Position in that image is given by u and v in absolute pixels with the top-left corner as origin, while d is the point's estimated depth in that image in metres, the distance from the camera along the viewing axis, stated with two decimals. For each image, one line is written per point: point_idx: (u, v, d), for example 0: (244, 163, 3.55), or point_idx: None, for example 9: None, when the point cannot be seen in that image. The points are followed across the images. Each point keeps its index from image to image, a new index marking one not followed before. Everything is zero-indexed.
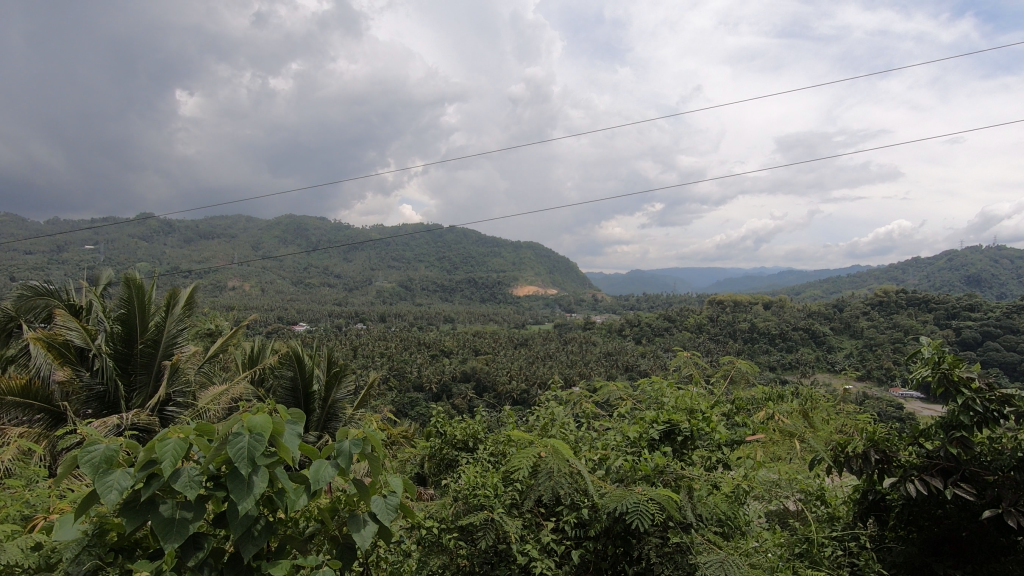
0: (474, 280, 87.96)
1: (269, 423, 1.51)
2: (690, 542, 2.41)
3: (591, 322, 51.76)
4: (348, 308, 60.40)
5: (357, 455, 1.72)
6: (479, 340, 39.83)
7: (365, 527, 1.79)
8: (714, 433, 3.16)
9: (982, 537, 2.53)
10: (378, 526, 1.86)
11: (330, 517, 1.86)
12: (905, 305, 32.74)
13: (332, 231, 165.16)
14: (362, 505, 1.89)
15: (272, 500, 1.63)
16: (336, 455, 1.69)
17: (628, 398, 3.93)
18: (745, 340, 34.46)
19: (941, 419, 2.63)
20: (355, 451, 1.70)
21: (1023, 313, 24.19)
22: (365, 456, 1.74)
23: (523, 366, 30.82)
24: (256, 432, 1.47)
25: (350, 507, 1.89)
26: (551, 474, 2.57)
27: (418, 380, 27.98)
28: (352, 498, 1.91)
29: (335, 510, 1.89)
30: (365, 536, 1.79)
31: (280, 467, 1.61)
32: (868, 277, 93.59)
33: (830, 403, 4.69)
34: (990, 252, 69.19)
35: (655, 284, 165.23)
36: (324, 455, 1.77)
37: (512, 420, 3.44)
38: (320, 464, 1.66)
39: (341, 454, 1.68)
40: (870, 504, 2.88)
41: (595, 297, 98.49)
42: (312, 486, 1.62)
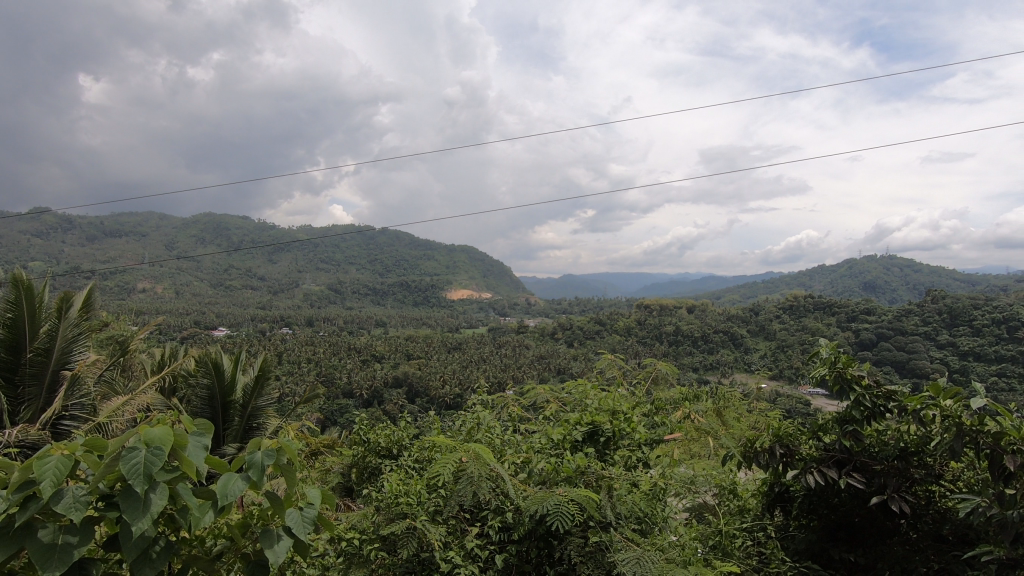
0: (407, 284, 86.48)
1: (169, 436, 1.39)
2: (607, 540, 2.46)
3: (524, 325, 52.22)
4: (273, 311, 57.60)
5: (271, 466, 1.62)
6: (412, 344, 39.24)
7: (277, 543, 1.68)
8: (635, 432, 3.28)
9: (872, 522, 2.77)
10: (292, 540, 1.75)
11: (240, 533, 1.74)
12: (811, 309, 35.61)
13: (256, 230, 157.00)
14: (276, 519, 1.77)
15: (173, 518, 1.50)
16: (247, 467, 1.59)
17: (554, 401, 3.97)
18: (671, 343, 35.93)
19: (836, 414, 2.83)
20: (268, 463, 1.60)
21: (910, 316, 27.01)
22: (279, 467, 1.63)
23: (457, 370, 30.55)
24: (154, 446, 1.35)
25: (262, 522, 1.77)
26: (471, 479, 2.55)
27: (347, 386, 27.11)
28: (265, 513, 1.79)
29: (246, 527, 1.77)
30: (278, 552, 1.67)
31: (182, 483, 1.47)
32: (781, 283, 100.23)
33: (741, 401, 4.97)
34: (883, 263, 76.53)
35: (588, 288, 165.25)
36: (232, 468, 1.66)
37: (438, 425, 3.40)
38: (230, 478, 1.55)
39: (252, 467, 1.58)
40: (776, 496, 3.06)
41: (528, 301, 99.70)
42: (219, 502, 1.51)
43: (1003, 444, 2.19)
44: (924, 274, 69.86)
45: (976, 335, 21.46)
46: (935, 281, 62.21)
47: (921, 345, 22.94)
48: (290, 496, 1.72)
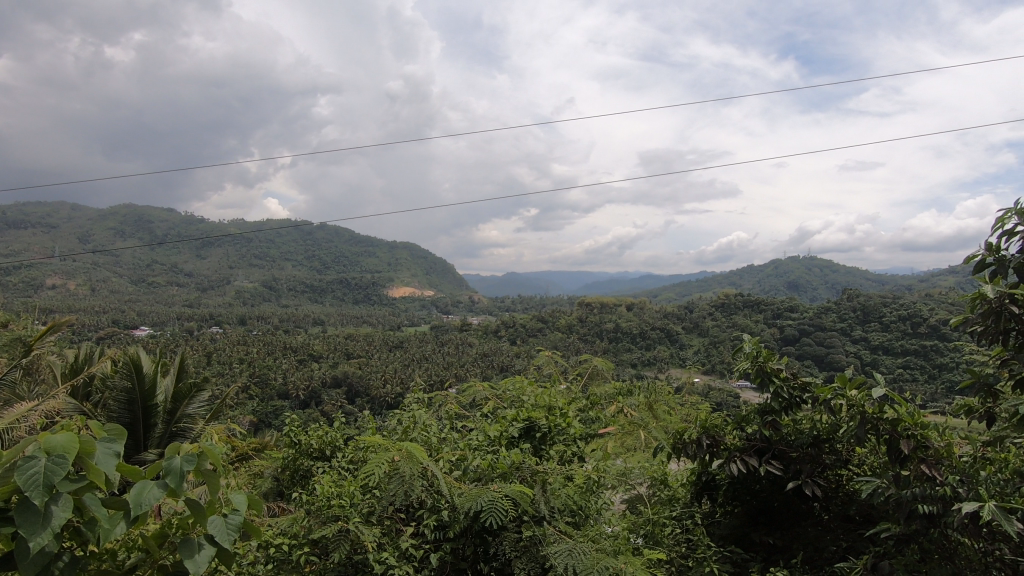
0: (347, 281, 84.13)
1: (73, 443, 1.28)
2: (541, 534, 2.50)
3: (466, 323, 51.98)
4: (201, 309, 54.59)
5: (191, 470, 1.52)
6: (352, 343, 38.32)
7: (197, 553, 1.57)
8: (570, 427, 3.37)
9: (788, 507, 2.97)
10: (216, 549, 1.65)
11: (156, 545, 1.63)
12: (741, 307, 37.64)
13: (182, 223, 148.22)
14: (198, 527, 1.67)
15: (79, 531, 1.38)
16: (163, 473, 1.48)
17: (491, 397, 3.99)
18: (611, 339, 36.75)
19: (757, 405, 2.98)
20: (187, 468, 1.49)
21: (828, 313, 29.08)
22: (199, 474, 1.53)
23: (399, 369, 29.97)
24: (55, 454, 1.24)
25: (182, 532, 1.67)
26: (404, 479, 2.52)
27: (283, 387, 26.07)
28: (185, 522, 1.68)
29: (162, 537, 1.67)
30: (199, 561, 1.57)
31: (88, 495, 1.35)
32: (714, 281, 105.01)
33: (671, 394, 5.19)
34: (805, 266, 81.95)
35: (531, 286, 165.34)
36: (147, 474, 1.55)
37: (372, 425, 3.33)
38: (143, 485, 1.44)
39: (169, 474, 1.47)
40: (704, 485, 3.21)
41: (472, 299, 99.49)
42: (131, 512, 1.40)
43: (900, 429, 2.38)
44: (840, 274, 75.18)
45: (885, 331, 23.26)
46: (850, 282, 67.12)
47: (838, 340, 24.67)
48: (211, 502, 1.61)
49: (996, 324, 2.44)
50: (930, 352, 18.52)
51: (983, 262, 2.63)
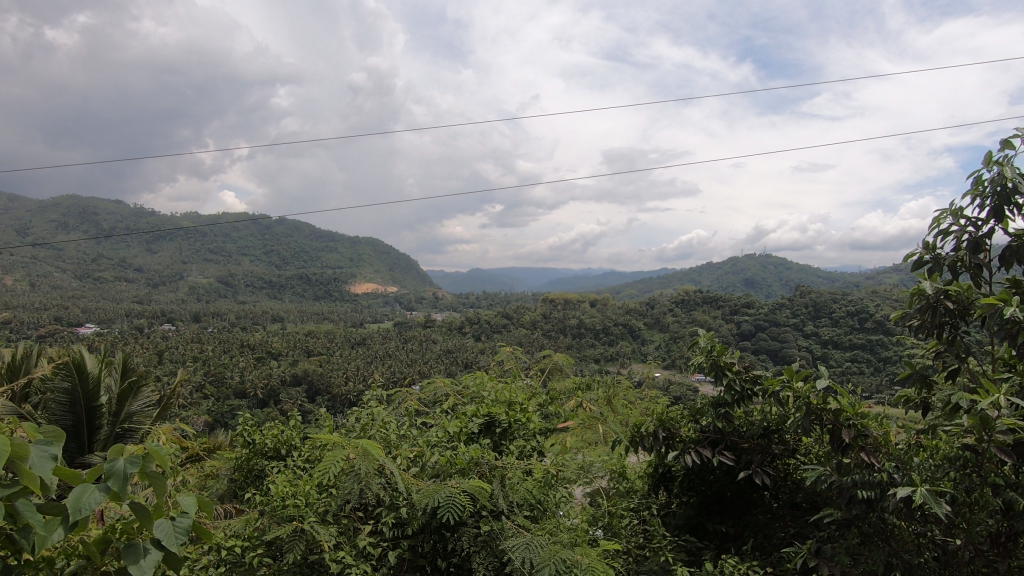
0: (308, 277, 82.27)
1: (9, 447, 1.20)
2: (500, 528, 2.50)
3: (430, 319, 51.55)
4: (151, 305, 52.32)
5: (136, 473, 1.45)
6: (313, 340, 37.48)
7: (143, 558, 1.49)
8: (529, 422, 3.40)
9: (739, 496, 3.07)
10: (163, 553, 1.58)
11: (99, 552, 1.55)
12: (700, 303, 38.68)
13: (131, 216, 141.65)
14: (143, 532, 1.59)
15: (12, 538, 1.30)
16: (106, 476, 1.40)
17: (452, 393, 3.97)
18: (574, 335, 37.07)
19: (711, 399, 3.06)
20: (133, 470, 1.41)
21: (782, 309, 30.19)
22: (146, 475, 1.46)
23: (361, 367, 29.47)
24: None
25: (127, 536, 1.59)
26: (359, 477, 2.49)
27: (240, 385, 25.29)
28: (131, 526, 1.60)
29: (106, 543, 1.58)
30: (146, 566, 1.50)
31: (22, 501, 1.27)
32: (674, 278, 107.49)
33: (629, 389, 5.29)
34: (760, 264, 84.84)
35: (495, 282, 165.32)
36: (87, 478, 1.47)
37: (329, 423, 3.27)
38: (84, 489, 1.36)
39: (111, 476, 1.39)
40: (660, 476, 3.29)
41: (435, 295, 98.82)
42: (70, 519, 1.32)
43: (842, 419, 2.48)
44: (793, 271, 78.23)
45: (834, 326, 24.29)
46: (802, 279, 69.89)
47: (791, 335, 25.61)
48: (159, 505, 1.53)
49: (932, 319, 2.58)
50: (876, 346, 19.43)
51: (920, 260, 2.78)
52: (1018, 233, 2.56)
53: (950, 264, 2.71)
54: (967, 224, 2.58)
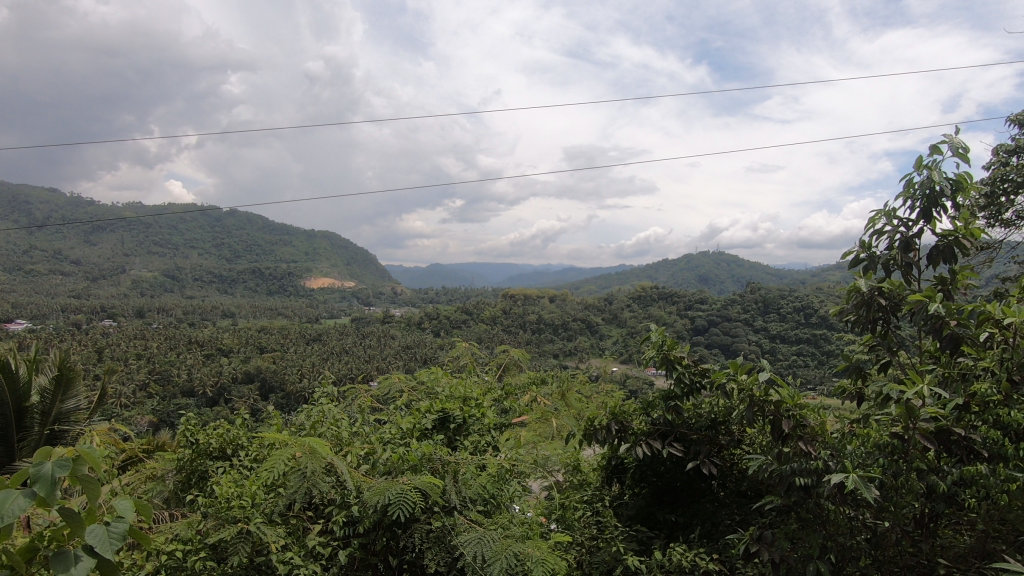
0: (261, 271, 79.82)
1: None
2: (452, 524, 2.50)
3: (389, 315, 50.81)
4: (90, 300, 49.42)
5: (66, 477, 1.35)
6: (266, 336, 36.32)
7: (74, 566, 1.39)
8: (484, 417, 3.42)
9: (689, 485, 3.16)
10: (96, 560, 1.47)
11: (23, 561, 1.45)
12: (656, 299, 39.67)
13: (67, 207, 133.39)
14: (75, 539, 1.49)
15: None
16: (32, 480, 1.31)
17: (407, 389, 3.94)
18: (534, 330, 37.24)
19: (662, 393, 3.12)
20: (61, 474, 1.32)
21: (734, 304, 31.32)
22: (76, 478, 1.37)
23: (317, 364, 28.77)
24: None
25: (57, 543, 1.49)
26: (306, 475, 2.44)
27: (187, 384, 24.24)
28: (61, 533, 1.50)
29: (33, 550, 1.48)
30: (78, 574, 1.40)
31: None
32: (631, 275, 110.00)
33: (584, 385, 5.37)
34: (712, 261, 87.78)
35: (455, 277, 165.24)
36: (10, 484, 1.37)
37: (277, 422, 3.17)
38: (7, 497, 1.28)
39: (38, 481, 1.30)
40: (613, 468, 3.35)
41: (394, 290, 97.63)
42: None
43: (782, 410, 2.58)
44: (743, 269, 81.37)
45: (782, 321, 25.37)
46: (752, 275, 72.82)
47: (742, 330, 26.59)
48: (91, 510, 1.44)
49: (867, 314, 2.72)
50: (820, 340, 20.40)
51: (857, 258, 2.92)
52: (943, 233, 2.72)
53: (883, 262, 2.85)
54: (900, 224, 2.73)
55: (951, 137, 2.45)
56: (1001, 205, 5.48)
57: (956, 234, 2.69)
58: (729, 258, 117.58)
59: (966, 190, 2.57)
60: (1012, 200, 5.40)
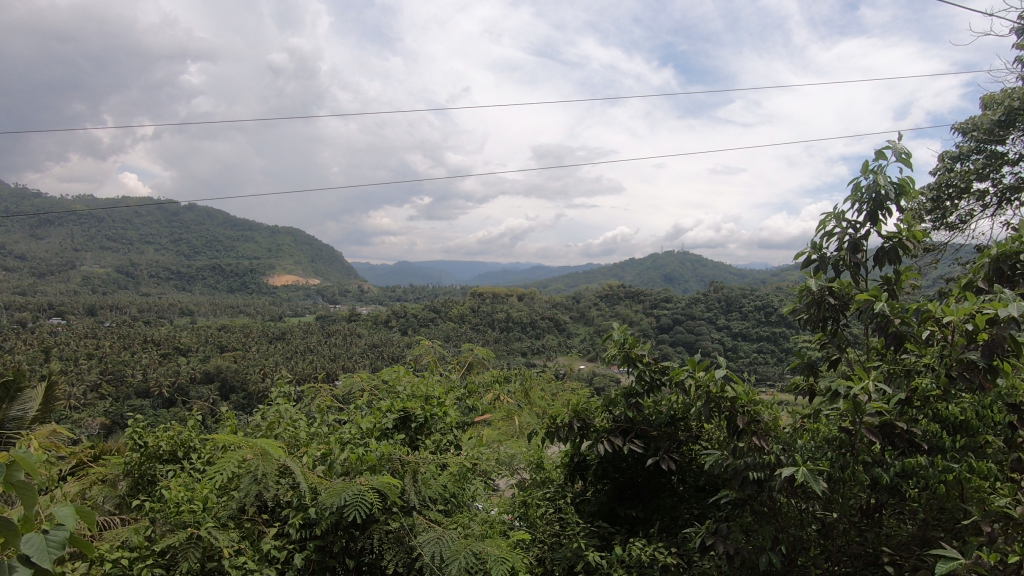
0: (221, 267, 77.51)
1: None
2: (410, 524, 2.47)
3: (354, 313, 50.06)
4: (35, 297, 46.99)
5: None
6: (227, 335, 35.25)
7: None
8: (445, 416, 3.39)
9: (650, 481, 3.20)
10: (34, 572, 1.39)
11: None
12: (622, 298, 40.27)
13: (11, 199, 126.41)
14: (10, 550, 1.40)
15: None
16: None
17: (368, 389, 3.88)
18: (502, 328, 37.27)
19: (622, 390, 3.15)
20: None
21: (698, 303, 32.06)
22: (10, 485, 1.29)
23: (280, 362, 28.10)
24: None
25: None
26: (257, 478, 2.37)
27: (143, 385, 23.36)
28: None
29: None
30: None
31: None
32: (598, 274, 111.48)
33: (546, 383, 5.43)
34: (677, 261, 89.65)
35: (422, 275, 165.31)
36: None
37: (230, 424, 3.07)
38: None
39: None
40: (575, 465, 3.38)
41: (360, 288, 96.30)
42: None
43: (737, 406, 2.62)
44: (705, 268, 83.65)
45: (743, 319, 26.11)
46: (715, 275, 74.81)
47: (705, 328, 27.26)
48: (27, 518, 1.36)
49: (818, 313, 2.80)
50: (778, 338, 21.07)
51: (809, 259, 3.01)
52: (888, 235, 2.83)
53: (833, 263, 2.94)
54: (848, 226, 2.82)
55: (895, 143, 2.54)
56: (946, 209, 5.77)
57: (900, 236, 2.81)
58: (692, 258, 120.67)
59: (909, 194, 2.68)
60: (956, 205, 5.69)
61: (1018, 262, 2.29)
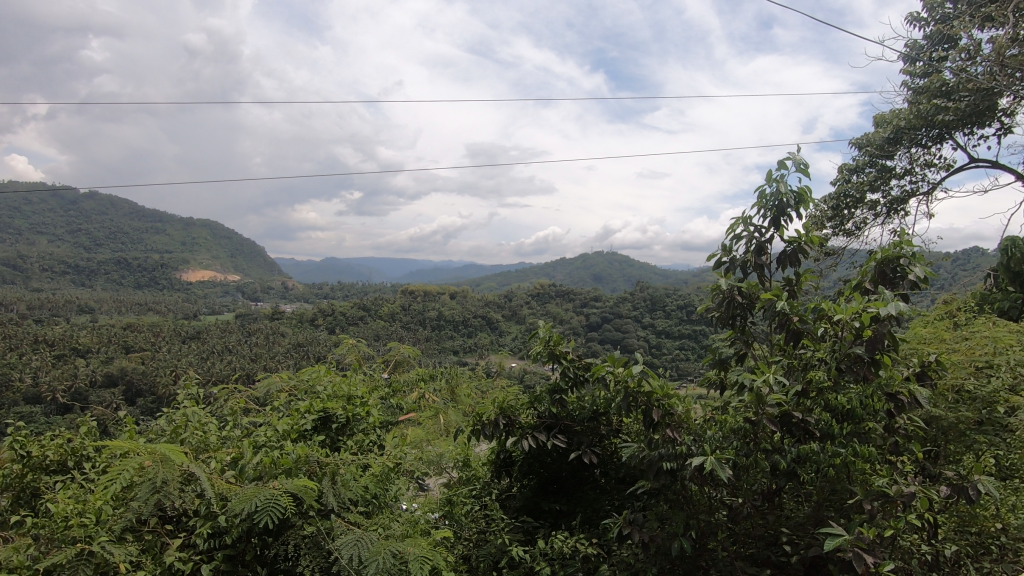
0: (128, 262, 71.77)
1: None
2: (328, 527, 2.40)
3: (277, 311, 47.80)
4: None
5: None
6: (133, 335, 32.57)
7: None
8: (368, 416, 3.33)
9: (573, 475, 3.27)
10: None
11: None
12: (553, 297, 41.01)
13: None
14: None
15: None
16: None
17: (286, 390, 3.72)
18: (434, 327, 36.81)
19: (548, 386, 3.20)
20: None
21: (625, 302, 33.26)
22: None
23: (194, 364, 26.32)
24: None
25: None
26: (157, 486, 2.19)
27: (33, 390, 21.15)
28: None
29: None
30: None
31: None
32: (530, 274, 112.98)
33: (473, 382, 5.46)
34: (606, 262, 92.40)
35: (351, 271, 165.49)
36: None
37: (130, 429, 2.83)
38: None
39: None
40: (502, 462, 3.39)
41: (285, 285, 92.33)
42: None
43: (653, 400, 2.70)
44: (632, 269, 87.16)
45: (666, 318, 27.34)
46: (641, 276, 77.94)
47: (631, 325, 28.21)
48: None
49: (728, 310, 2.99)
50: (698, 337, 22.22)
51: (721, 261, 3.19)
52: (791, 240, 3.05)
53: (741, 264, 3.14)
54: (754, 231, 3.03)
55: (795, 155, 2.75)
56: (843, 217, 6.29)
57: (800, 241, 3.03)
58: (620, 258, 125.22)
59: (807, 203, 2.90)
60: (852, 213, 6.23)
61: (897, 265, 2.54)
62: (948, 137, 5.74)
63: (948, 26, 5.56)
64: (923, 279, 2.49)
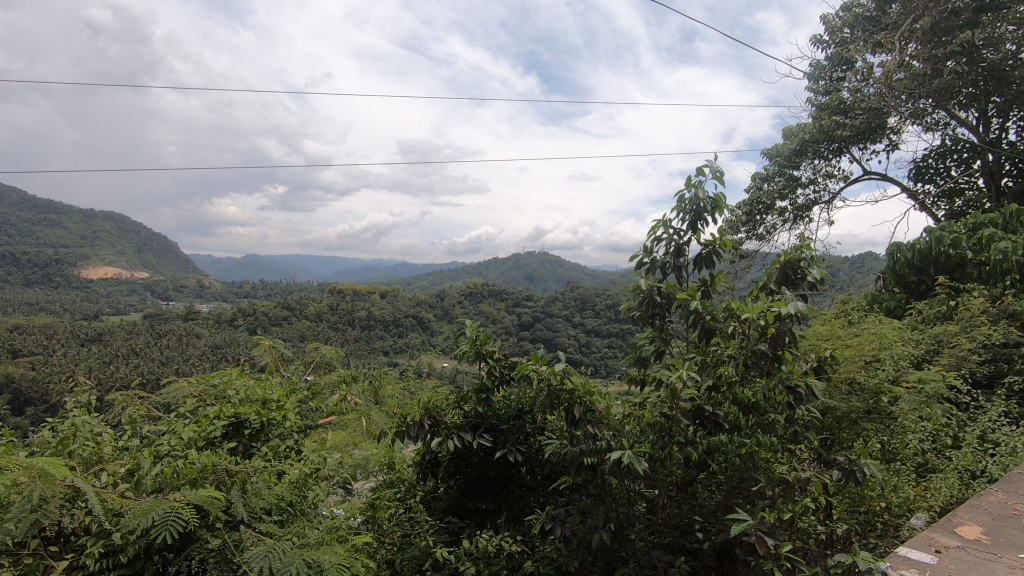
0: (15, 257, 64.80)
1: None
2: (237, 539, 2.27)
3: (190, 311, 44.61)
4: None
5: None
6: (21, 337, 29.26)
7: None
8: (284, 421, 3.19)
9: (499, 474, 3.27)
10: None
11: None
12: (485, 296, 40.98)
13: None
14: None
15: None
16: None
17: (194, 395, 3.48)
18: (363, 327, 35.74)
19: (474, 385, 3.18)
20: None
21: (556, 302, 33.90)
22: None
23: (94, 370, 24.00)
24: None
25: None
26: (36, 504, 1.96)
27: None
28: None
29: None
30: None
31: None
32: (463, 274, 112.67)
33: (397, 383, 5.36)
34: (538, 262, 93.69)
35: (274, 271, 165.48)
36: None
37: (5, 443, 2.53)
38: None
39: None
40: (427, 463, 3.34)
41: (200, 284, 86.50)
42: None
43: (575, 397, 2.74)
44: (561, 270, 89.10)
45: (594, 318, 28.09)
46: (571, 276, 79.84)
47: (562, 324, 28.63)
48: None
49: (648, 309, 3.10)
50: (625, 335, 22.91)
51: (642, 262, 3.30)
52: (706, 243, 3.21)
53: (661, 265, 3.27)
54: (674, 232, 3.16)
55: (711, 163, 2.89)
56: (755, 221, 6.72)
57: (714, 244, 3.19)
58: (552, 257, 127.05)
59: (722, 208, 3.07)
60: (763, 219, 6.67)
61: (798, 267, 2.73)
62: (845, 151, 6.27)
63: (846, 49, 6.06)
64: (821, 280, 2.70)
